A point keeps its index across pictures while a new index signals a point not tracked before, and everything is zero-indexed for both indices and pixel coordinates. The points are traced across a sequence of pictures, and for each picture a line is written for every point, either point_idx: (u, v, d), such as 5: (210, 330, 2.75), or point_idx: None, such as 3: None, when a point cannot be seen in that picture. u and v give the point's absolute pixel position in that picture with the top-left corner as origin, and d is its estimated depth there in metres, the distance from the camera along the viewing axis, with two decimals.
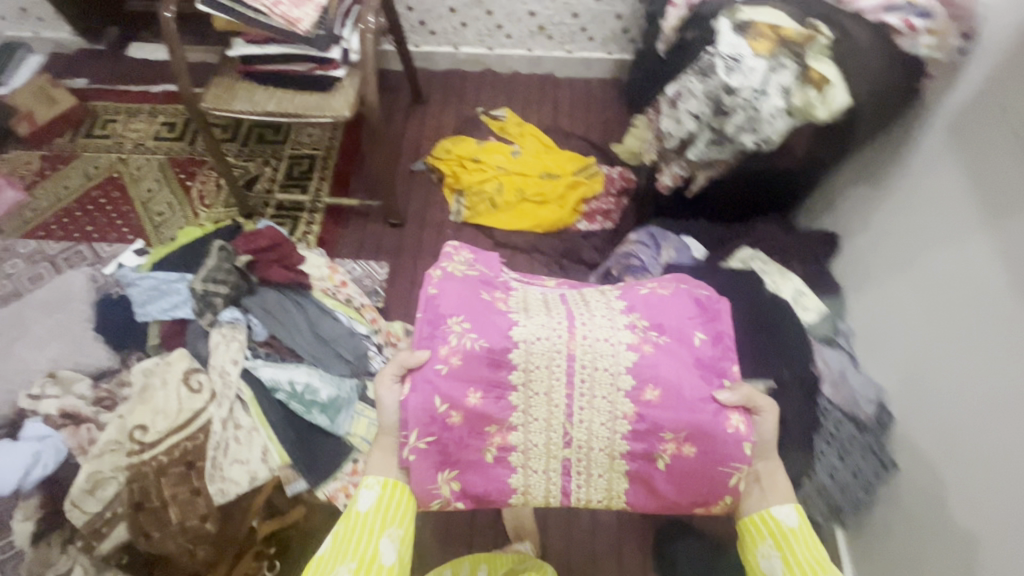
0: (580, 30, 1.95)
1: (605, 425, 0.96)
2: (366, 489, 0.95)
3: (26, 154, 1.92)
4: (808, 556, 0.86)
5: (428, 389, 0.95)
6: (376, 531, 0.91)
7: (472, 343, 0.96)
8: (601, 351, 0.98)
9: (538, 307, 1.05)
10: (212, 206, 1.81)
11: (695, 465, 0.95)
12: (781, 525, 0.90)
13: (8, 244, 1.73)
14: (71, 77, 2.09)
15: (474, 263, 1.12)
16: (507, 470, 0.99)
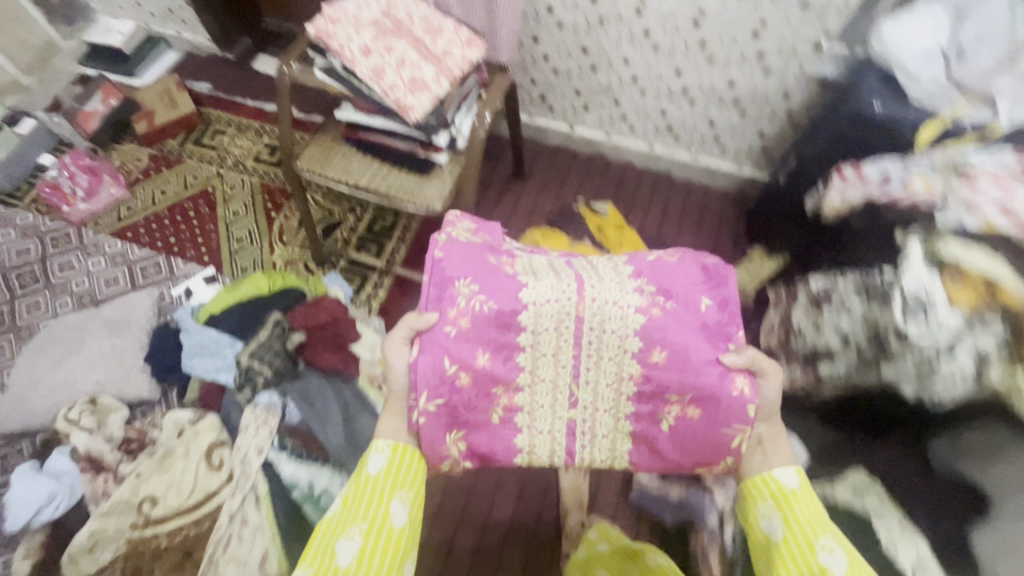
0: (713, 139, 1.74)
1: (610, 385, 0.95)
2: (377, 451, 0.87)
3: (138, 150, 1.97)
4: (811, 517, 0.79)
5: (436, 350, 0.90)
6: (387, 492, 0.84)
7: (482, 306, 0.92)
8: (608, 313, 0.93)
9: (544, 269, 0.99)
10: (288, 244, 1.77)
11: (696, 430, 0.92)
12: (783, 488, 0.82)
13: (98, 240, 1.77)
14: (197, 80, 2.14)
15: (476, 228, 1.02)
16: (513, 429, 0.97)
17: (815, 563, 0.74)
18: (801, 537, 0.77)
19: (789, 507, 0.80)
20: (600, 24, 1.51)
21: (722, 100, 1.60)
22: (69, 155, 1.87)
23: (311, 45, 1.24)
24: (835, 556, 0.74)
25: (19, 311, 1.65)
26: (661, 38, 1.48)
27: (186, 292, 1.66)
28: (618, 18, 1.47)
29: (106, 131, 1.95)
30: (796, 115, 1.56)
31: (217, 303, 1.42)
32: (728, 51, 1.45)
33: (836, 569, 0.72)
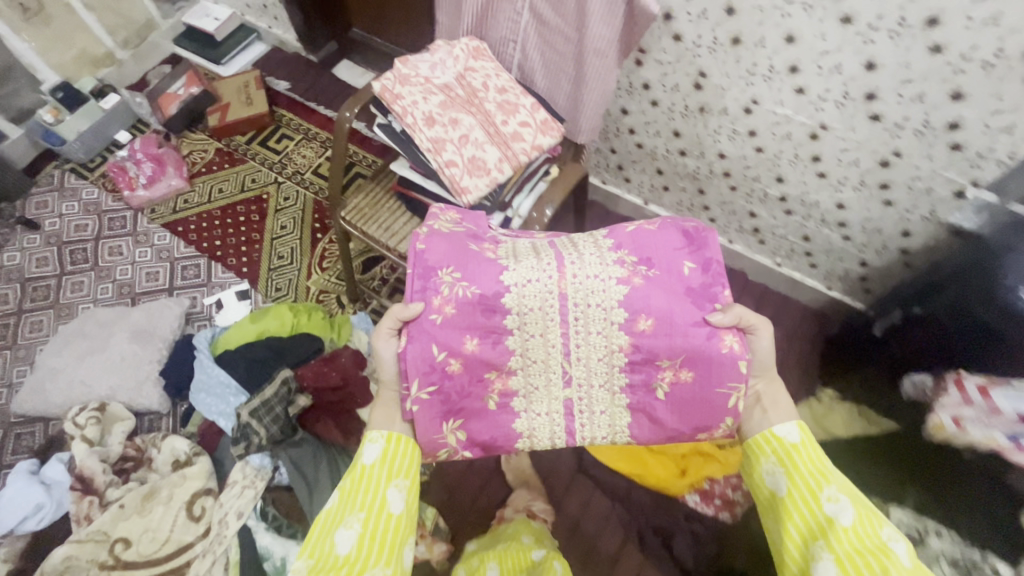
0: (803, 253, 1.52)
1: (603, 359, 0.89)
2: (369, 442, 0.87)
3: (207, 142, 1.97)
4: (812, 469, 0.78)
5: (424, 339, 0.87)
6: (385, 479, 0.84)
7: (466, 291, 0.88)
8: (590, 286, 0.88)
9: (526, 249, 0.94)
10: (326, 271, 1.72)
11: (693, 399, 0.87)
12: (788, 445, 0.81)
13: (149, 230, 1.79)
14: (277, 78, 2.12)
15: (461, 219, 1.00)
16: (511, 414, 0.92)
17: (821, 515, 0.74)
18: (805, 490, 0.77)
19: (794, 465, 0.79)
20: (699, 113, 1.32)
21: (824, 219, 1.38)
22: (139, 141, 1.88)
23: (375, 99, 1.14)
24: (841, 508, 0.73)
25: (64, 289, 1.68)
26: (768, 142, 1.28)
27: (217, 303, 1.64)
28: (722, 111, 1.28)
29: (180, 119, 1.95)
30: (910, 255, 1.32)
31: (239, 338, 1.39)
32: (844, 172, 1.23)
33: (843, 520, 0.72)
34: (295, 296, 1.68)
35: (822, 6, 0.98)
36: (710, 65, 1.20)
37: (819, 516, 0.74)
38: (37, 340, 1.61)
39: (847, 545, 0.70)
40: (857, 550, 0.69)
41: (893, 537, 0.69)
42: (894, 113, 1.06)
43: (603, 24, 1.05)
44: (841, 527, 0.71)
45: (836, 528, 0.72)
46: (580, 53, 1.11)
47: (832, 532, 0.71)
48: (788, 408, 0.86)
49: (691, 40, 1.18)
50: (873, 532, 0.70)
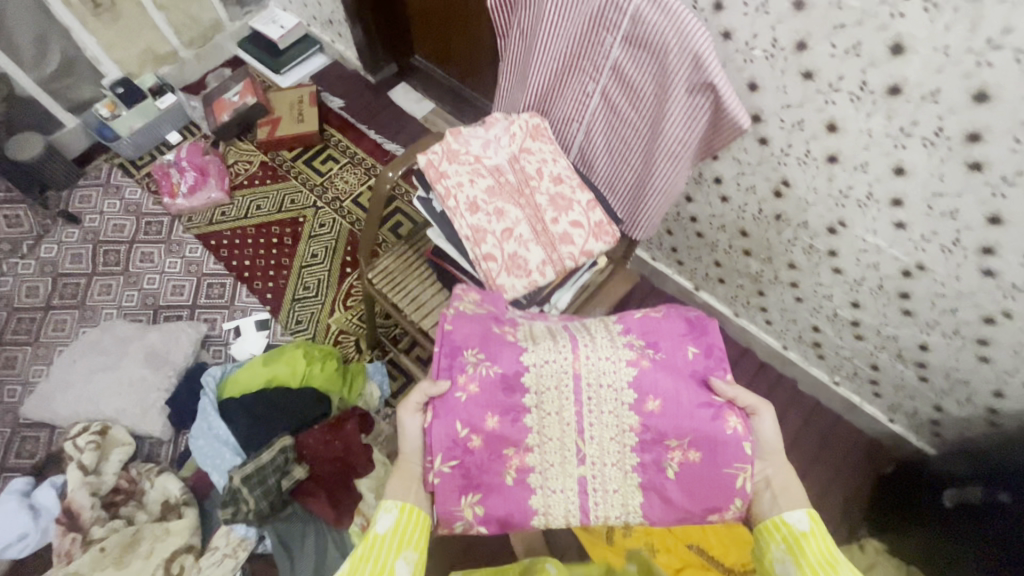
0: (868, 380, 1.35)
1: (614, 439, 0.82)
2: (383, 511, 0.75)
3: (253, 154, 1.93)
4: (824, 560, 0.68)
5: (449, 415, 0.81)
6: (394, 548, 0.71)
7: (489, 370, 0.83)
8: (603, 367, 0.83)
9: (543, 333, 0.89)
10: (349, 310, 1.65)
11: (703, 481, 0.79)
12: (795, 533, 0.72)
13: (182, 240, 1.76)
14: (332, 94, 2.07)
15: (482, 298, 0.92)
16: (528, 490, 0.82)
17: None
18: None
19: (802, 552, 0.70)
20: (773, 220, 1.18)
21: (900, 355, 1.21)
22: (187, 148, 1.84)
23: (419, 173, 1.04)
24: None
25: (91, 290, 1.67)
26: (849, 266, 1.13)
27: (235, 329, 1.59)
28: (800, 224, 1.13)
29: (230, 128, 1.92)
30: (999, 415, 1.14)
31: (247, 381, 1.33)
32: (936, 316, 1.07)
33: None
34: (314, 334, 1.61)
35: (947, 146, 0.83)
36: (796, 177, 1.06)
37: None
38: (57, 340, 1.60)
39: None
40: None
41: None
42: (1014, 274, 0.90)
43: (681, 128, 0.93)
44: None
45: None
46: (650, 153, 0.99)
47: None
48: (794, 491, 0.77)
49: (779, 147, 1.04)
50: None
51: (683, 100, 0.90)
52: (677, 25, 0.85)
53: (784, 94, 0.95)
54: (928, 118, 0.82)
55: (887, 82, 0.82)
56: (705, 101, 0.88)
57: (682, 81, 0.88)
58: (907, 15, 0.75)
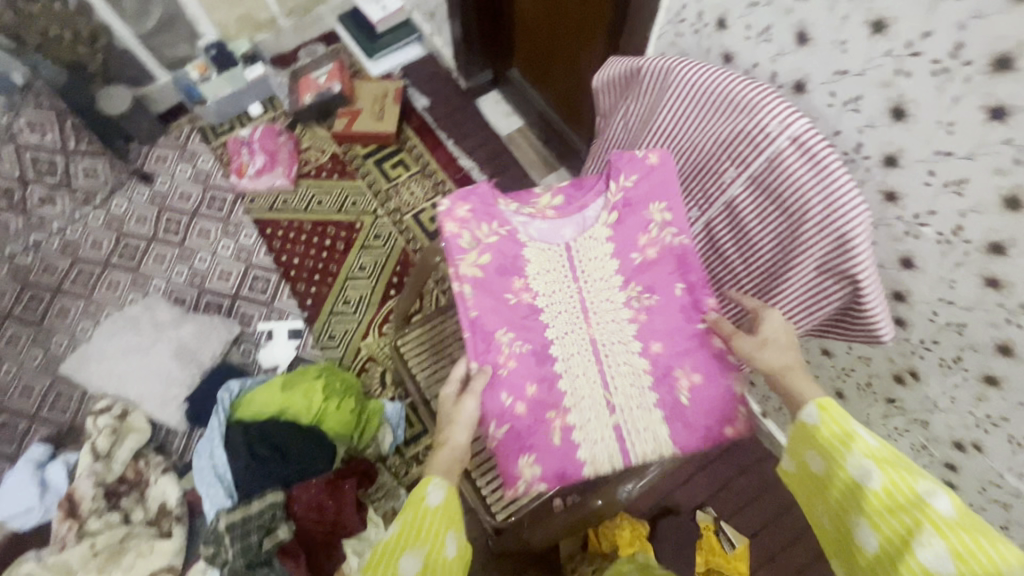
0: None
1: (634, 383, 0.81)
2: (433, 487, 0.70)
3: (327, 142, 1.86)
4: (844, 447, 0.61)
5: (496, 389, 0.80)
6: (446, 523, 0.69)
7: (519, 346, 0.80)
8: (611, 321, 0.82)
9: (554, 270, 0.81)
10: (383, 336, 1.56)
11: (717, 403, 0.80)
12: (808, 427, 0.65)
13: (240, 222, 1.73)
14: (419, 91, 1.94)
15: (476, 216, 0.78)
16: (575, 447, 0.81)
17: (852, 486, 0.61)
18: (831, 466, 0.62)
19: (816, 443, 0.64)
20: (883, 401, 0.95)
21: None
22: (261, 130, 1.80)
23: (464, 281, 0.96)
24: (866, 475, 0.59)
25: (148, 256, 1.68)
26: (969, 486, 0.89)
27: (268, 333, 1.56)
28: (918, 420, 0.90)
29: (309, 113, 1.85)
30: None
31: (262, 405, 1.26)
32: None
33: (872, 487, 0.58)
34: (343, 354, 1.55)
35: None
36: (931, 375, 0.83)
37: (848, 485, 0.61)
38: (108, 300, 1.63)
39: (883, 513, 0.58)
40: (891, 514, 0.57)
41: (929, 486, 0.55)
42: None
43: (797, 305, 0.74)
44: (872, 495, 0.58)
45: (866, 495, 0.59)
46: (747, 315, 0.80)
47: (864, 500, 0.59)
48: (799, 391, 0.68)
49: (920, 338, 0.80)
50: (905, 485, 0.56)
51: (809, 277, 0.71)
52: (826, 190, 0.65)
53: (949, 288, 0.72)
54: None
55: None
56: (839, 289, 0.69)
57: (814, 256, 0.68)
58: None
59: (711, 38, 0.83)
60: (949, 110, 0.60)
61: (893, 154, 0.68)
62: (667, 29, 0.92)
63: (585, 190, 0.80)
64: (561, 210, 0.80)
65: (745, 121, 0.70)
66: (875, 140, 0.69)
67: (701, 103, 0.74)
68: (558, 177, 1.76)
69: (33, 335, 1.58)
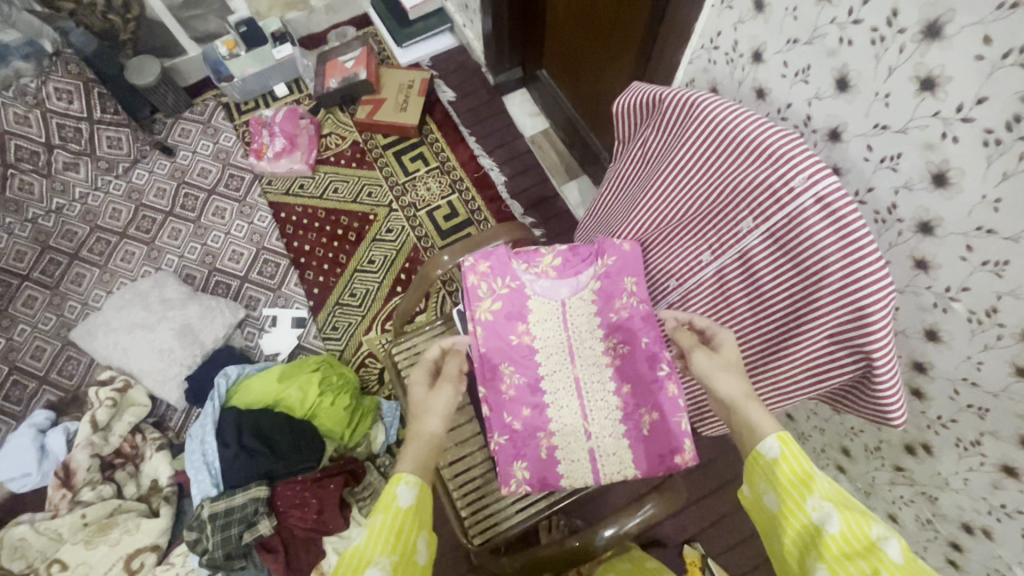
0: None
1: (607, 418, 0.80)
2: (407, 483, 0.62)
3: (349, 129, 1.83)
4: (801, 483, 0.52)
5: (498, 406, 0.80)
6: (417, 523, 0.60)
7: (514, 378, 0.80)
8: (592, 364, 0.81)
9: (551, 317, 0.81)
10: (386, 333, 1.55)
11: (676, 437, 0.77)
12: (766, 462, 0.56)
13: (255, 203, 1.72)
14: (445, 83, 1.89)
15: (492, 274, 0.81)
16: (557, 467, 0.79)
17: (810, 530, 0.50)
18: (789, 510, 0.53)
19: (773, 482, 0.54)
20: (891, 466, 0.90)
21: None
22: (283, 112, 1.76)
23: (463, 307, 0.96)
24: (823, 518, 0.49)
25: (163, 230, 1.69)
26: (973, 568, 0.84)
27: (273, 318, 1.56)
28: (927, 494, 0.85)
29: (334, 96, 1.81)
30: None
31: (258, 392, 1.27)
32: None
33: (828, 531, 0.48)
34: (344, 347, 1.54)
35: None
36: (944, 451, 0.77)
37: (804, 529, 0.51)
38: (122, 271, 1.65)
39: (838, 561, 0.46)
40: (846, 565, 0.46)
41: (887, 533, 0.46)
42: None
43: (804, 370, 0.69)
44: (828, 541, 0.48)
45: (823, 540, 0.48)
46: (750, 370, 0.76)
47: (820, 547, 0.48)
48: (752, 424, 0.60)
49: (937, 413, 0.75)
50: (861, 530, 0.47)
51: (820, 344, 0.66)
52: (848, 258, 0.59)
53: (974, 368, 0.66)
54: None
55: None
56: (850, 361, 0.64)
57: (827, 323, 0.64)
58: None
59: (745, 71, 0.77)
60: (997, 184, 0.54)
61: (928, 222, 0.62)
62: (700, 54, 0.86)
63: (582, 256, 0.82)
64: (561, 270, 0.82)
65: (770, 170, 0.65)
66: (910, 203, 0.63)
67: (724, 144, 0.69)
68: (578, 184, 1.71)
69: (48, 298, 1.61)
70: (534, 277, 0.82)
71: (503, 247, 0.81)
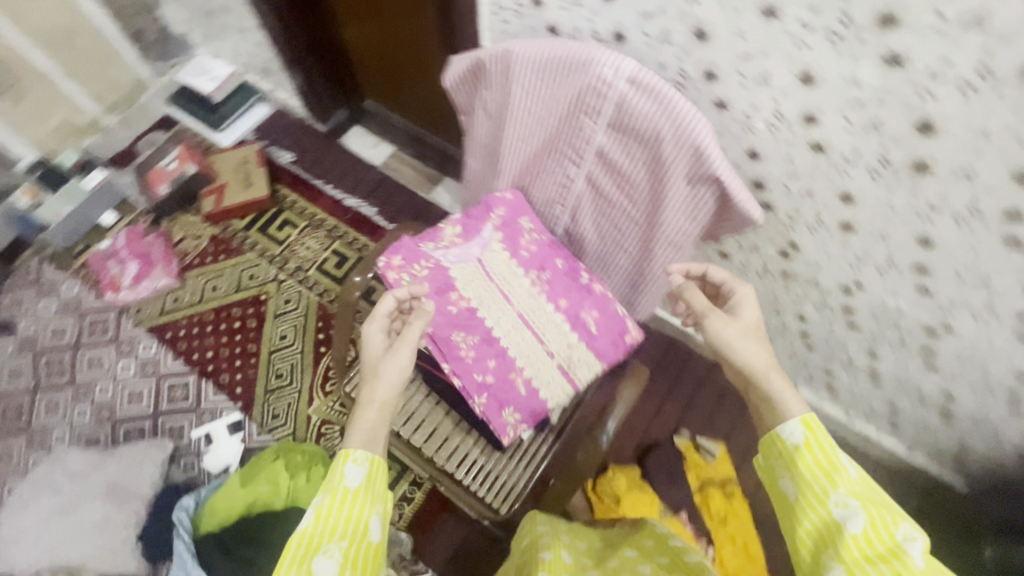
0: (886, 418, 1.27)
1: (559, 334, 0.88)
2: (352, 462, 0.65)
3: (200, 227, 1.74)
4: (822, 481, 0.59)
5: (467, 371, 0.85)
6: (366, 503, 0.64)
7: (466, 342, 0.85)
8: (526, 296, 0.89)
9: (475, 275, 0.89)
10: (330, 396, 1.51)
11: (619, 321, 0.90)
12: (789, 449, 0.62)
13: (133, 336, 1.59)
14: (278, 147, 1.88)
15: (408, 262, 0.87)
16: (538, 394, 0.86)
17: (826, 522, 0.58)
18: (809, 499, 0.60)
19: (796, 470, 0.61)
20: (781, 277, 1.09)
21: (922, 399, 1.14)
22: (124, 236, 1.69)
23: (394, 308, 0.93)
24: (847, 516, 0.56)
25: (37, 409, 1.50)
26: (866, 319, 1.04)
27: (206, 437, 1.46)
28: (812, 283, 1.05)
29: (171, 201, 1.74)
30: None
31: (226, 506, 1.19)
32: (960, 370, 1.00)
33: (851, 530, 0.56)
34: (294, 428, 1.47)
35: (981, 224, 0.74)
36: (805, 240, 0.96)
37: (823, 522, 0.58)
38: (7, 472, 1.43)
39: (858, 561, 0.54)
40: (870, 563, 0.54)
41: (911, 534, 0.54)
42: None
43: (684, 220, 0.82)
44: (851, 538, 0.55)
45: (843, 538, 0.56)
46: (647, 242, 0.88)
47: (840, 540, 0.56)
48: (776, 398, 0.67)
49: (786, 213, 0.94)
50: (886, 532, 0.55)
51: (683, 192, 0.80)
52: (671, 115, 0.74)
53: (790, 164, 0.85)
54: (958, 195, 0.73)
55: (912, 158, 0.72)
56: (709, 193, 0.78)
57: (680, 172, 0.77)
58: (940, 97, 0.64)
59: (534, 16, 0.91)
60: (735, 20, 0.71)
61: (710, 69, 0.79)
62: (494, 20, 0.98)
63: (476, 217, 0.92)
64: (464, 235, 0.91)
65: (586, 77, 0.77)
66: (693, 61, 0.79)
67: (544, 72, 0.80)
68: (445, 186, 1.78)
69: None
70: (443, 246, 0.90)
71: (407, 236, 0.90)
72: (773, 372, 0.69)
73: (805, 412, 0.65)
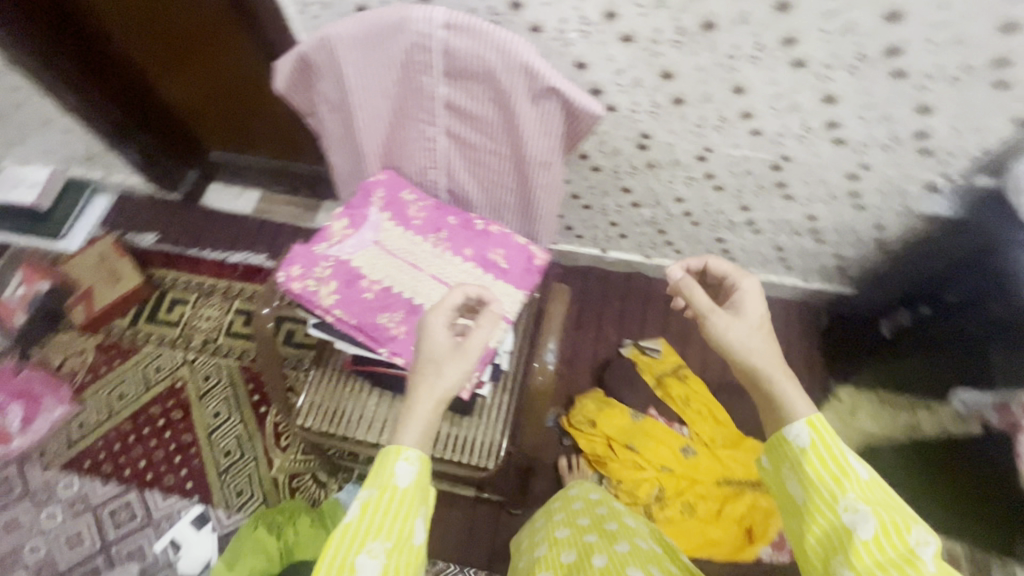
0: (778, 259, 1.43)
1: (475, 279, 0.91)
2: (405, 462, 0.64)
3: (79, 341, 1.59)
4: (832, 488, 0.61)
5: (403, 346, 0.85)
6: (410, 506, 0.64)
7: (392, 320, 0.86)
8: (433, 258, 0.92)
9: (377, 257, 0.90)
10: (289, 449, 1.45)
11: (524, 251, 0.94)
12: (796, 451, 0.64)
13: (47, 480, 1.42)
14: (135, 232, 1.75)
15: (308, 268, 0.87)
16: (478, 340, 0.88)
17: (836, 526, 0.60)
18: (818, 502, 0.62)
19: (803, 471, 0.63)
20: (648, 169, 1.20)
21: (796, 229, 1.31)
22: None
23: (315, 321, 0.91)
24: (856, 520, 0.58)
25: None
26: (727, 177, 1.18)
27: (171, 543, 1.30)
28: (673, 163, 1.17)
29: (34, 327, 1.57)
30: (888, 244, 1.27)
31: None
32: (810, 189, 1.16)
33: (860, 535, 0.58)
34: (264, 495, 1.40)
35: (771, 55, 0.88)
36: (652, 126, 1.07)
37: (832, 527, 0.60)
38: None
39: (870, 565, 0.57)
40: (882, 567, 0.56)
41: (924, 539, 0.56)
42: (859, 135, 1.00)
43: (543, 138, 0.88)
44: (862, 543, 0.57)
45: (852, 542, 0.58)
46: (521, 171, 0.94)
47: (850, 546, 0.58)
48: (785, 399, 0.66)
49: (627, 108, 1.04)
50: (899, 537, 0.57)
51: (531, 113, 0.86)
52: (494, 46, 0.80)
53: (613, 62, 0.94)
54: (745, 38, 0.86)
55: (699, 20, 0.84)
56: (552, 105, 0.84)
57: (522, 94, 0.83)
58: None
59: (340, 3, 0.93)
60: None
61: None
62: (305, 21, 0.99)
63: (359, 205, 0.94)
64: (353, 225, 0.92)
65: (406, 36, 0.81)
66: None
67: (367, 45, 0.83)
68: (325, 209, 1.74)
69: None
70: (338, 241, 0.91)
71: (299, 244, 0.90)
72: (783, 371, 0.68)
73: (813, 413, 0.65)
